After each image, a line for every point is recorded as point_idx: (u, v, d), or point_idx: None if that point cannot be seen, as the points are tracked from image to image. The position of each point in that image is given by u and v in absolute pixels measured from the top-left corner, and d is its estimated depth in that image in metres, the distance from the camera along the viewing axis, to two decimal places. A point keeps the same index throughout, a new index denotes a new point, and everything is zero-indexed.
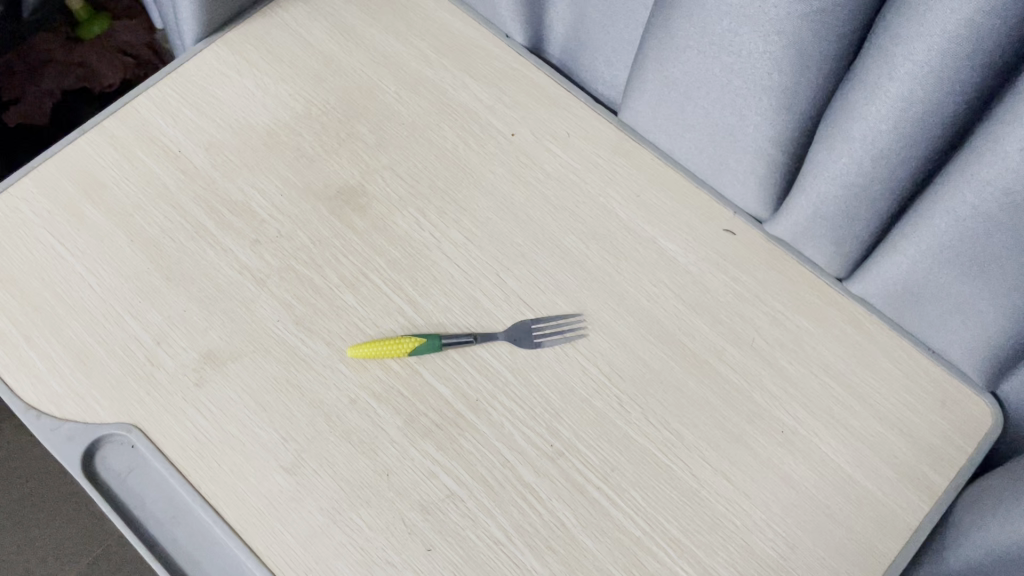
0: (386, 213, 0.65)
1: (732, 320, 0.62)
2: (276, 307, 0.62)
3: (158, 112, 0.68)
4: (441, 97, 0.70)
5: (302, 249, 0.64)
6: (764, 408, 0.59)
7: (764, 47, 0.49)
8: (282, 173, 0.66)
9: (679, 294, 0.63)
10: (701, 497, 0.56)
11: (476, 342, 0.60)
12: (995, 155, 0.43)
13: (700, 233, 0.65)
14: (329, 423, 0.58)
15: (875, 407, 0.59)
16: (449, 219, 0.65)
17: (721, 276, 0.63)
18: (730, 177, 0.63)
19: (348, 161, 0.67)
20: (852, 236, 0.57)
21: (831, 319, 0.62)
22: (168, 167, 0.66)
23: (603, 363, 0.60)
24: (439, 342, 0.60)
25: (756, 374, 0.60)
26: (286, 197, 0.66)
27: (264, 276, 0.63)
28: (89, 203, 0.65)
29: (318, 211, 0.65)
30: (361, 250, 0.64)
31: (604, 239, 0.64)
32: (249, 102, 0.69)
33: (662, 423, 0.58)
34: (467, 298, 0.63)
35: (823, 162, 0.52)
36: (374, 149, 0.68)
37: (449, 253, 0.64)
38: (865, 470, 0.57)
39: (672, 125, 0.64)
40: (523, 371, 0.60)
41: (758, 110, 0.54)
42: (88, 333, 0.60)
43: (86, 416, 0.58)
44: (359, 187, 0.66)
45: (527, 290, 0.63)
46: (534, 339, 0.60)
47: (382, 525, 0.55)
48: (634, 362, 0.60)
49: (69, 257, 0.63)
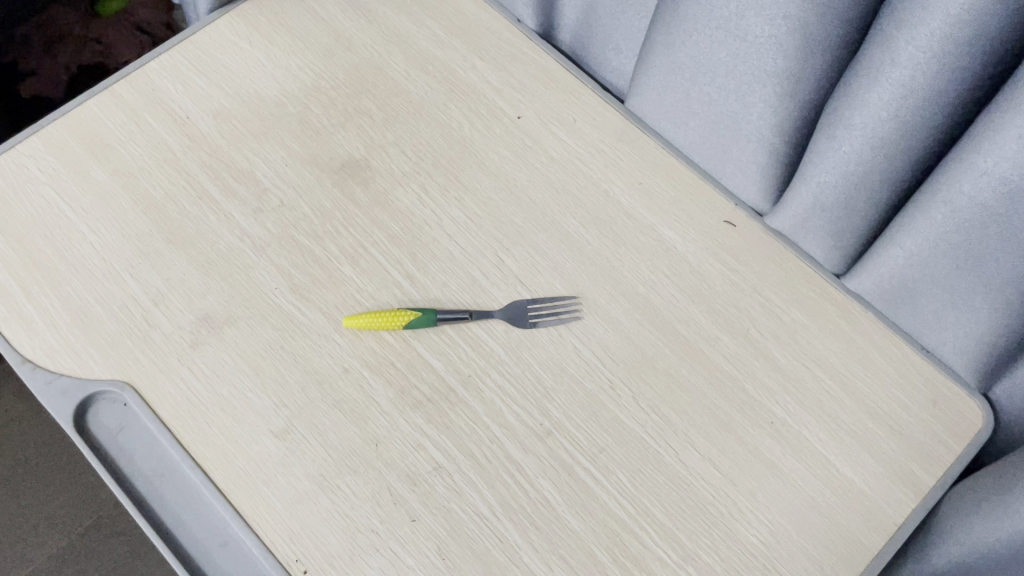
0: (389, 187, 0.66)
1: (727, 310, 0.62)
2: (274, 274, 0.62)
3: (169, 79, 0.69)
4: (450, 76, 0.70)
5: (303, 219, 0.64)
6: (754, 398, 0.59)
7: (769, 31, 0.49)
8: (287, 144, 0.67)
9: (676, 281, 0.63)
10: (688, 483, 0.56)
11: (471, 319, 0.61)
12: (993, 144, 0.43)
13: (701, 223, 0.65)
14: (321, 392, 0.58)
15: (867, 403, 0.59)
16: (451, 197, 0.65)
17: (719, 266, 0.63)
18: (732, 167, 0.63)
19: (353, 135, 0.68)
20: (850, 228, 0.57)
21: (828, 313, 0.62)
22: (174, 132, 0.67)
23: (597, 345, 0.60)
24: (435, 317, 0.60)
25: (748, 364, 0.60)
26: (290, 167, 0.66)
27: (265, 244, 0.63)
28: (96, 164, 0.66)
29: (321, 182, 0.66)
30: (363, 222, 0.64)
31: (604, 224, 0.65)
32: (259, 73, 0.70)
33: (652, 408, 0.58)
34: (465, 276, 0.63)
35: (824, 150, 0.52)
36: (380, 124, 0.68)
37: (449, 231, 0.64)
38: (853, 465, 0.57)
39: (677, 113, 0.64)
40: (517, 349, 0.60)
41: (762, 97, 0.54)
42: (87, 290, 0.61)
43: (80, 371, 0.59)
44: (363, 160, 0.67)
45: (525, 270, 0.63)
46: (529, 319, 0.61)
47: (368, 494, 0.55)
48: (627, 347, 0.60)
49: (72, 215, 0.64)
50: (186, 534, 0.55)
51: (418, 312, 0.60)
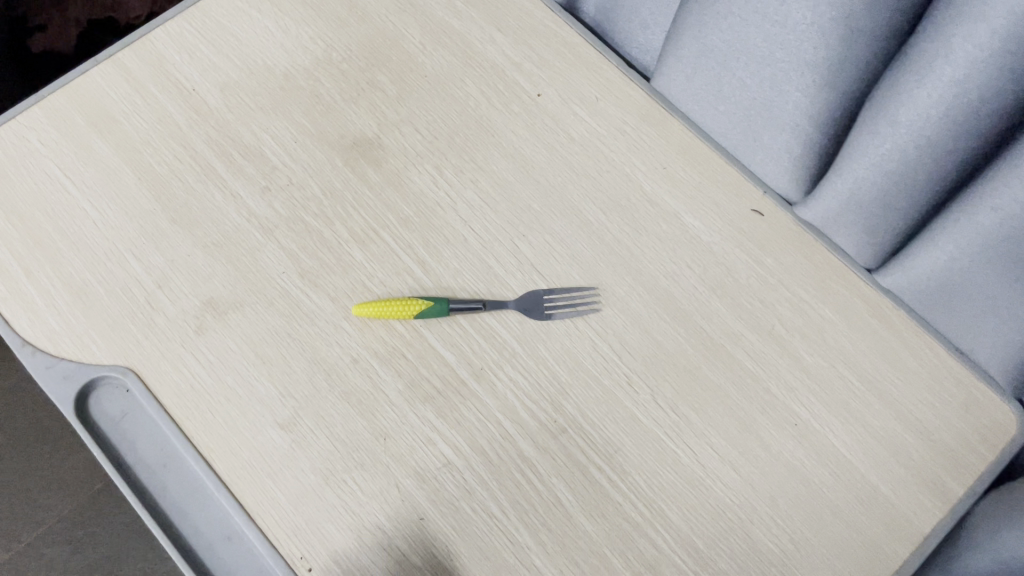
0: (402, 168, 0.63)
1: (752, 304, 0.59)
2: (281, 258, 0.60)
3: (175, 48, 0.66)
4: (468, 50, 0.67)
5: (312, 200, 0.62)
6: (778, 398, 0.57)
7: (812, 18, 0.46)
8: (296, 119, 0.64)
9: (699, 273, 0.60)
10: (706, 486, 0.54)
11: (484, 309, 0.58)
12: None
13: (727, 211, 0.62)
14: (328, 382, 0.56)
15: (895, 405, 0.57)
16: (466, 179, 0.63)
17: (744, 258, 0.60)
18: (763, 154, 0.60)
19: (366, 111, 0.65)
20: (888, 225, 0.54)
21: (857, 310, 0.59)
22: (179, 105, 0.64)
23: (615, 339, 0.58)
24: (447, 306, 0.58)
25: (773, 362, 0.58)
26: (299, 144, 0.63)
27: (272, 225, 0.61)
28: (99, 137, 0.63)
29: (331, 160, 0.63)
30: (374, 205, 0.62)
31: (625, 210, 0.62)
32: (268, 44, 0.67)
33: (671, 407, 0.56)
34: (479, 263, 0.60)
35: (864, 145, 0.49)
36: (393, 100, 0.65)
37: (463, 215, 0.62)
38: (878, 471, 0.55)
39: (707, 96, 0.60)
40: (531, 342, 0.58)
41: (799, 86, 0.51)
42: (89, 270, 0.59)
43: (81, 355, 0.57)
44: (375, 138, 0.64)
45: (542, 258, 0.60)
46: (545, 310, 0.58)
47: (375, 490, 0.54)
48: (646, 341, 0.58)
49: (74, 191, 0.62)
50: (187, 526, 0.54)
51: (429, 300, 0.57)
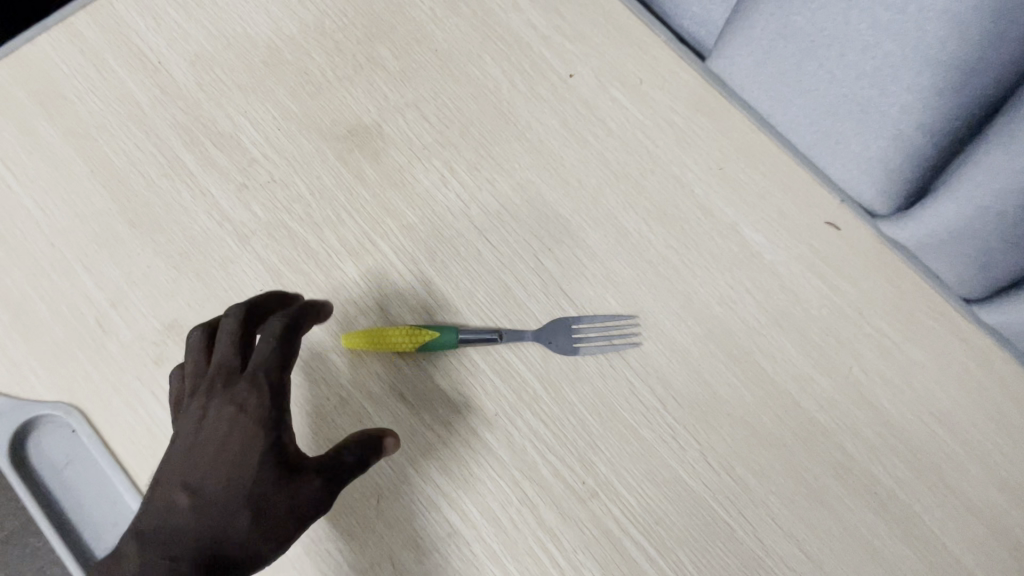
0: (405, 163, 0.52)
1: (824, 341, 0.49)
2: (258, 273, 0.50)
3: (139, 11, 0.56)
4: (485, 18, 0.55)
5: (297, 202, 0.52)
6: (854, 459, 0.47)
7: (947, 6, 0.35)
8: (281, 102, 0.54)
9: (761, 301, 0.50)
10: (765, 567, 0.45)
11: (500, 341, 0.48)
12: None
13: (795, 224, 0.51)
14: (312, 428, 0.47)
15: (998, 473, 0.46)
16: (482, 179, 0.52)
17: (815, 283, 0.50)
18: (849, 158, 0.48)
19: (363, 93, 0.54)
20: (1013, 254, 0.43)
21: (954, 351, 0.48)
22: (142, 81, 0.54)
23: (657, 381, 0.48)
24: (457, 337, 0.47)
25: (848, 414, 0.48)
26: (283, 133, 0.53)
27: (249, 233, 0.51)
28: (45, 119, 0.53)
29: (321, 153, 0.53)
30: (371, 208, 0.52)
31: (673, 220, 0.51)
32: (248, 7, 0.56)
33: (724, 468, 0.47)
34: (496, 283, 0.50)
35: (1002, 167, 0.38)
36: (396, 81, 0.54)
37: (477, 223, 0.51)
38: (974, 555, 0.45)
39: (779, 85, 0.49)
40: (556, 383, 0.48)
41: (917, 85, 0.40)
42: (31, 285, 0.50)
43: (19, 389, 0.48)
44: (373, 126, 0.53)
45: (571, 279, 0.50)
46: (573, 343, 0.48)
47: (365, 565, 0.45)
48: (696, 385, 0.48)
49: (16, 186, 0.52)
50: None
51: (435, 330, 0.47)
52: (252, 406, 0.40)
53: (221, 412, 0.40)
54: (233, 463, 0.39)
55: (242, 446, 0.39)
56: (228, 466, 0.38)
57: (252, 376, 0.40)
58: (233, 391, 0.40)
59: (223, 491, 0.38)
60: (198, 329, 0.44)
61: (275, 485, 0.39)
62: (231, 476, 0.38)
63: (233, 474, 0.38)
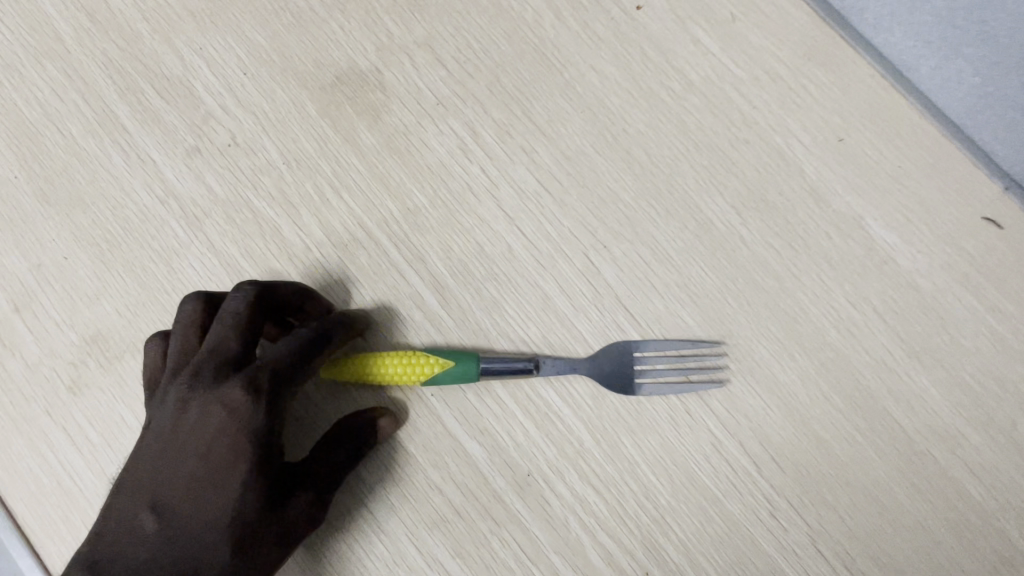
0: (413, 125, 0.39)
1: (981, 387, 0.35)
2: (212, 271, 0.37)
3: None
4: None
5: (265, 173, 0.38)
6: (1015, 553, 0.34)
7: None
8: (246, 36, 0.40)
9: (894, 327, 0.36)
10: None
11: (535, 373, 0.35)
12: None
13: (942, 219, 0.37)
14: None
15: None
16: (515, 149, 0.38)
17: (970, 303, 0.36)
18: None
19: (355, 24, 0.40)
20: None
21: None
22: (62, 4, 0.40)
23: (749, 437, 0.35)
24: (477, 368, 0.34)
25: (1012, 490, 0.35)
26: (249, 79, 0.39)
27: (201, 215, 0.38)
28: None
29: (299, 109, 0.39)
30: (364, 185, 0.38)
31: (774, 212, 0.37)
32: None
33: (837, 558, 0.35)
34: (531, 294, 0.37)
35: None
36: (397, 7, 0.40)
37: (508, 208, 0.38)
38: None
39: None
40: (611, 437, 0.35)
41: None
42: None
43: None
44: (370, 70, 0.39)
45: (633, 289, 0.37)
46: (635, 379, 0.35)
47: None
48: (801, 443, 0.35)
49: None
50: None
51: (448, 359, 0.34)
52: (248, 415, 0.30)
53: (209, 412, 0.30)
54: (215, 488, 0.29)
55: (227, 474, 0.30)
56: (212, 488, 0.29)
57: (254, 385, 0.30)
58: (224, 388, 0.30)
59: (198, 520, 0.29)
60: (194, 294, 0.32)
61: (261, 515, 0.30)
62: (211, 502, 0.29)
63: (214, 509, 0.29)
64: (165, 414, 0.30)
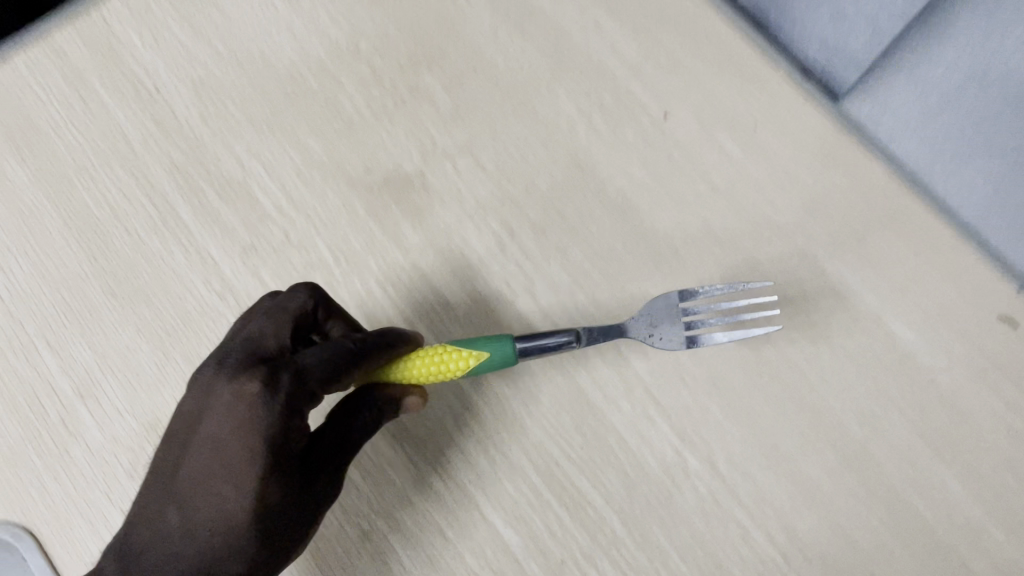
0: (454, 226, 0.41)
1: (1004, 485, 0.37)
2: None
3: (135, 24, 0.45)
4: (558, 43, 0.43)
5: (316, 270, 0.41)
6: None
7: None
8: (302, 141, 0.43)
9: (918, 425, 0.37)
10: None
11: (580, 344, 0.36)
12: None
13: (963, 316, 0.38)
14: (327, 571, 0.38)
15: None
16: (551, 247, 0.41)
17: (990, 394, 0.37)
18: None
19: (405, 131, 0.43)
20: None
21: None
22: (135, 113, 0.44)
23: (772, 530, 0.37)
24: (514, 346, 0.35)
25: None
26: (305, 181, 0.42)
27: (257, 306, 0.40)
28: (17, 157, 0.43)
29: (349, 211, 0.42)
30: (411, 279, 0.41)
31: (796, 305, 0.39)
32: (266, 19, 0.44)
33: None
34: (566, 384, 0.39)
35: None
36: (443, 119, 0.43)
37: (540, 304, 0.40)
38: None
39: None
40: (641, 528, 0.37)
41: None
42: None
43: None
44: (416, 172, 0.42)
45: (663, 390, 0.39)
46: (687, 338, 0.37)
47: None
48: (825, 538, 0.37)
49: None
50: None
51: (485, 344, 0.35)
52: (262, 413, 0.31)
53: (225, 403, 0.32)
54: (227, 480, 0.31)
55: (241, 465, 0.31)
56: (228, 482, 0.31)
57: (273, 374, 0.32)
58: (241, 381, 0.32)
59: (219, 518, 0.31)
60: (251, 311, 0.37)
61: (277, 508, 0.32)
62: (226, 495, 0.31)
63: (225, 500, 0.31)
64: (188, 405, 0.32)
